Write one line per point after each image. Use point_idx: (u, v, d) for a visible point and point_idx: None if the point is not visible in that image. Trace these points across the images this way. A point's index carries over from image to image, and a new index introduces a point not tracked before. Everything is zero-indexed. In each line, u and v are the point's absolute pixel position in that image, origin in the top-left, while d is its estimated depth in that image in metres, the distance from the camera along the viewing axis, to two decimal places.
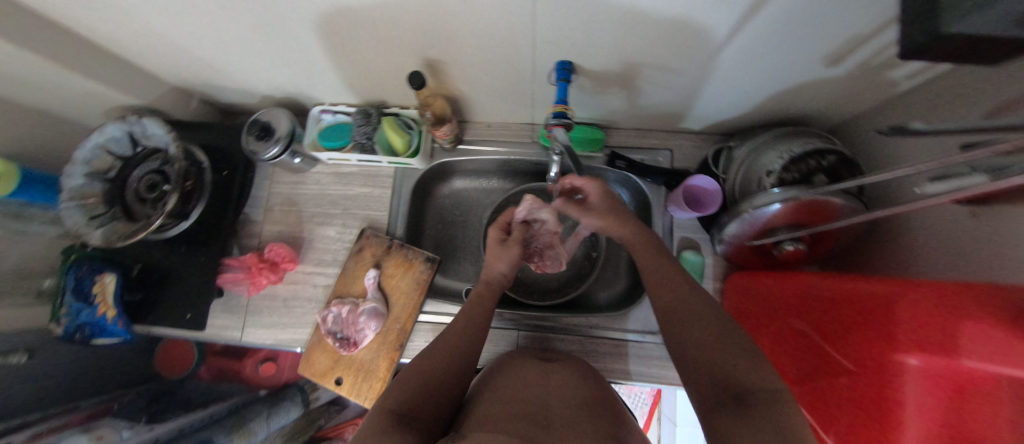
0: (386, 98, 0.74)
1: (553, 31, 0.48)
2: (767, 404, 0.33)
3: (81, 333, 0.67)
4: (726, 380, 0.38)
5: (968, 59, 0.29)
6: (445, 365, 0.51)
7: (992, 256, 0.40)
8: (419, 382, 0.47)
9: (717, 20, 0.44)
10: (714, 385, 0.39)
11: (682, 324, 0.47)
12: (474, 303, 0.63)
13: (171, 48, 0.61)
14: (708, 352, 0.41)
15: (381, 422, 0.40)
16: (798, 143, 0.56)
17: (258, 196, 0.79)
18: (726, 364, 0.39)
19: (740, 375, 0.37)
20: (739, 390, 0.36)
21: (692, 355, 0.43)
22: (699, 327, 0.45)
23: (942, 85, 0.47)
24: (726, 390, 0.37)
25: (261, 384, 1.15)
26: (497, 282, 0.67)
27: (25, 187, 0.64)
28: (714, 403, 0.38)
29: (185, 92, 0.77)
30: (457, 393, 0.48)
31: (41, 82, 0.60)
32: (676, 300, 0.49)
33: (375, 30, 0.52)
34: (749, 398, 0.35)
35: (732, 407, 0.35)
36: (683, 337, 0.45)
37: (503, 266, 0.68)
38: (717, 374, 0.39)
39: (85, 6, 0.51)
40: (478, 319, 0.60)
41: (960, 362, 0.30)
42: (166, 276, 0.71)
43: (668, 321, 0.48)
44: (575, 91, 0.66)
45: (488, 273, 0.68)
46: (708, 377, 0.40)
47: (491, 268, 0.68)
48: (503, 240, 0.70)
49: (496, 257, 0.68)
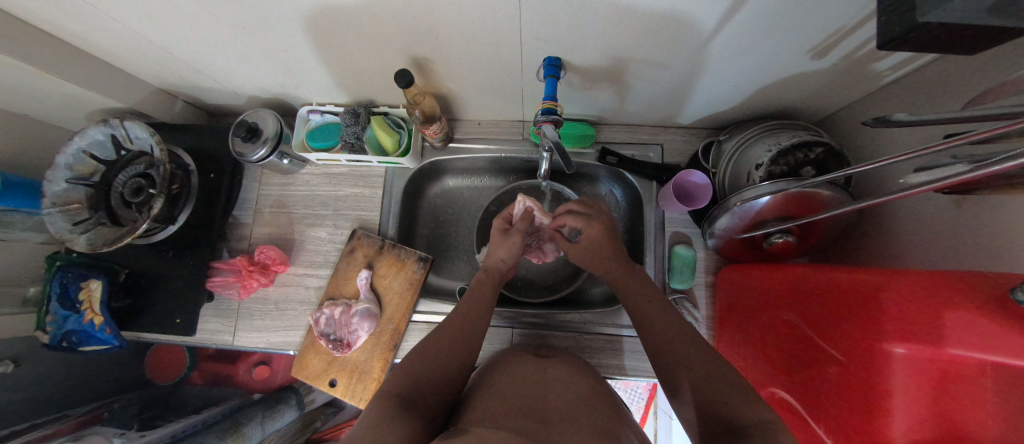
0: (374, 97, 0.73)
1: (539, 27, 0.48)
2: (757, 435, 0.34)
3: (68, 340, 0.66)
4: (720, 415, 0.39)
5: (952, 45, 0.29)
6: (449, 349, 0.52)
7: (981, 245, 0.40)
8: (415, 382, 0.46)
9: (704, 15, 0.43)
10: (707, 420, 0.40)
11: (677, 349, 0.49)
12: (468, 299, 0.61)
13: (152, 49, 0.60)
14: (700, 388, 0.43)
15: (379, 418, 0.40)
16: (786, 136, 0.55)
17: (247, 199, 0.78)
18: (718, 400, 0.40)
19: (730, 410, 0.39)
20: (732, 425, 0.37)
21: (685, 390, 0.44)
22: (688, 370, 0.46)
23: (930, 76, 0.47)
24: (721, 424, 0.38)
25: (256, 388, 1.14)
26: (499, 268, 0.66)
27: (5, 193, 0.63)
28: (711, 438, 0.38)
29: (168, 94, 0.76)
30: (457, 382, 0.49)
31: (19, 85, 0.59)
32: (663, 342, 0.50)
33: (360, 28, 0.51)
34: (742, 430, 0.36)
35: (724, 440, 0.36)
36: (676, 367, 0.47)
37: (507, 253, 0.66)
38: (711, 407, 0.40)
39: (60, 7, 0.50)
40: (477, 314, 0.58)
41: (947, 350, 0.31)
42: (155, 280, 0.69)
43: (658, 358, 0.50)
44: (564, 87, 0.65)
45: (491, 260, 0.67)
46: (703, 413, 0.40)
47: (495, 255, 0.67)
48: (506, 229, 0.69)
49: (498, 244, 0.67)
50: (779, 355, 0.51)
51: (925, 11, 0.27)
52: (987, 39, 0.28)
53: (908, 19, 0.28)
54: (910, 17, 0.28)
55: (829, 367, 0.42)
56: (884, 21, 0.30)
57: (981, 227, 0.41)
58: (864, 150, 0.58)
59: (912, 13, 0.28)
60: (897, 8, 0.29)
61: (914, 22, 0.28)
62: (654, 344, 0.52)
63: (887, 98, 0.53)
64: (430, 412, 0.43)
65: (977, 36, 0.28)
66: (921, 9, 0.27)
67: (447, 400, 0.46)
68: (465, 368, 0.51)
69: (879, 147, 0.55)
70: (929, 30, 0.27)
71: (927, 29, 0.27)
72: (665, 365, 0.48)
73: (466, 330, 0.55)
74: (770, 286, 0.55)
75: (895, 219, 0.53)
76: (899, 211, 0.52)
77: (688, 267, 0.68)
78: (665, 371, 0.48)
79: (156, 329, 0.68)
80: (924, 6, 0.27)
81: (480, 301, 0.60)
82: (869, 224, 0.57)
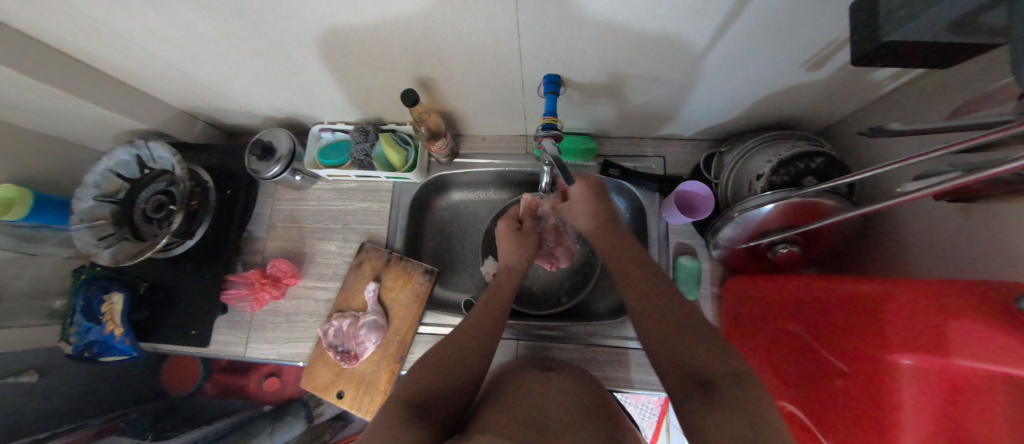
0: (382, 115, 0.76)
1: (538, 46, 0.50)
2: (730, 391, 0.35)
3: (89, 350, 0.70)
4: (692, 368, 0.39)
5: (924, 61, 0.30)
6: (464, 348, 0.52)
7: (991, 252, 0.40)
8: (424, 380, 0.47)
9: (697, 31, 0.45)
10: (679, 373, 0.40)
11: (661, 309, 0.46)
12: (491, 293, 0.62)
13: (176, 75, 0.64)
14: (677, 342, 0.42)
15: (390, 418, 0.41)
16: (786, 147, 0.56)
17: (262, 214, 0.81)
18: (690, 351, 0.41)
19: (702, 363, 0.39)
20: (704, 377, 0.38)
21: (656, 340, 0.44)
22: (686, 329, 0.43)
23: (926, 85, 0.47)
24: (691, 378, 0.38)
25: (266, 400, 1.16)
26: (517, 268, 0.66)
27: (36, 211, 0.66)
28: (682, 392, 0.38)
29: (189, 115, 0.80)
30: (472, 387, 0.49)
31: (56, 110, 0.63)
32: (647, 297, 0.48)
33: (368, 50, 0.54)
34: (713, 384, 0.36)
35: (696, 394, 0.36)
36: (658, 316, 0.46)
37: (522, 252, 0.68)
38: (685, 361, 0.40)
39: (96, 39, 0.54)
40: (494, 309, 0.59)
41: (953, 362, 0.31)
42: (173, 292, 0.72)
43: (641, 308, 0.48)
44: (564, 103, 0.67)
45: (507, 261, 0.67)
46: (674, 364, 0.41)
47: (510, 256, 0.67)
48: (518, 229, 0.71)
49: (513, 247, 0.68)
50: (787, 367, 0.50)
51: (887, 31, 0.28)
52: (959, 53, 0.28)
53: (875, 37, 0.29)
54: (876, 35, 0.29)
55: (837, 379, 0.41)
56: (857, 38, 0.32)
57: (989, 235, 0.40)
58: (865, 159, 0.58)
59: (878, 31, 0.29)
60: (867, 27, 0.30)
61: (880, 41, 0.29)
62: (633, 296, 0.50)
63: (886, 107, 0.53)
64: (438, 413, 0.43)
65: (949, 50, 0.28)
66: (884, 28, 0.28)
67: (458, 403, 0.46)
68: (476, 378, 0.49)
69: (878, 156, 0.55)
70: (897, 47, 0.28)
71: (894, 46, 0.28)
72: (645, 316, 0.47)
73: (476, 331, 0.54)
74: (776, 297, 0.54)
75: (899, 226, 0.53)
76: (905, 219, 0.52)
77: (692, 278, 0.67)
78: (643, 325, 0.47)
79: (173, 340, 0.70)
80: (887, 26, 0.28)
81: (490, 307, 0.59)
82: (876, 233, 0.57)
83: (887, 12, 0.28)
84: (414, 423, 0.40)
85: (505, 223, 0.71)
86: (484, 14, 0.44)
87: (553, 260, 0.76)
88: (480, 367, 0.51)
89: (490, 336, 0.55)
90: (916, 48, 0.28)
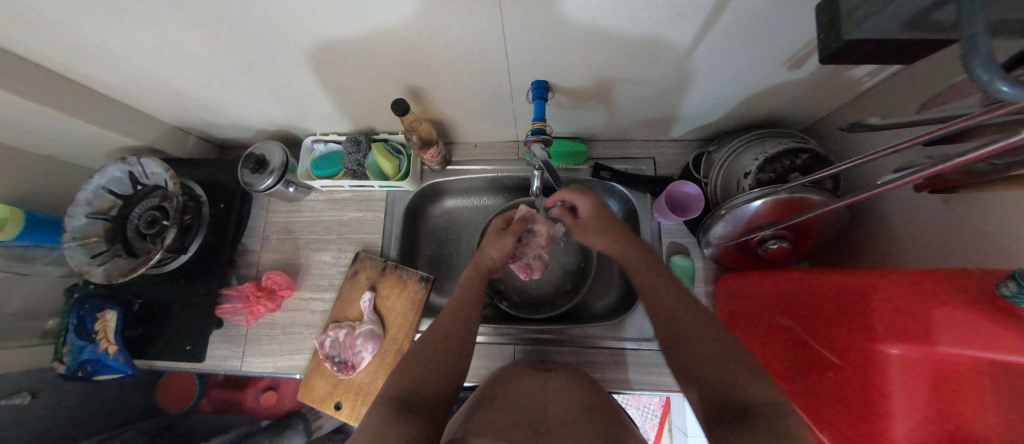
0: (374, 125, 0.76)
1: (524, 53, 0.51)
2: (763, 419, 0.35)
3: (83, 370, 0.69)
4: (729, 394, 0.39)
5: (884, 58, 0.31)
6: (451, 349, 0.51)
7: (975, 241, 0.40)
8: (418, 372, 0.47)
9: (678, 34, 0.46)
10: (715, 401, 0.40)
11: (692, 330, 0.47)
12: (464, 285, 0.62)
13: (167, 90, 0.64)
14: (711, 365, 0.42)
15: (386, 417, 0.40)
16: (771, 144, 0.57)
17: (256, 226, 0.81)
18: (723, 376, 0.41)
19: (738, 388, 0.39)
20: (743, 403, 0.37)
21: (693, 366, 0.44)
22: (707, 343, 0.44)
23: (903, 81, 0.49)
24: (728, 403, 0.38)
25: (263, 414, 1.14)
26: (487, 266, 0.66)
27: (28, 230, 0.66)
28: (717, 415, 0.39)
29: (182, 130, 0.80)
30: (454, 385, 0.48)
31: (49, 129, 0.64)
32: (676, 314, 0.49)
33: (358, 61, 0.54)
34: (750, 411, 0.36)
35: (729, 419, 0.37)
36: (686, 345, 0.46)
37: (496, 252, 0.67)
38: (720, 388, 0.40)
39: (87, 59, 0.55)
40: (471, 300, 0.59)
41: (940, 349, 0.32)
42: (168, 309, 0.72)
43: (668, 336, 0.48)
44: (553, 107, 0.67)
45: (480, 256, 0.67)
46: (710, 391, 0.41)
47: (484, 252, 0.67)
48: (502, 230, 0.71)
49: (490, 243, 0.68)
50: (780, 362, 0.50)
51: (850, 29, 0.28)
52: (919, 48, 0.29)
53: (838, 36, 0.29)
54: (840, 32, 0.29)
55: (828, 371, 0.41)
56: (823, 37, 0.32)
57: (971, 225, 0.41)
58: (847, 154, 0.59)
59: (839, 31, 0.29)
60: (830, 26, 0.31)
61: (843, 39, 0.29)
62: (663, 324, 0.50)
63: (866, 102, 0.54)
64: (432, 410, 0.44)
65: (910, 45, 0.28)
66: (847, 26, 0.28)
67: (444, 400, 0.46)
68: (457, 376, 0.49)
69: (860, 150, 0.56)
70: (860, 45, 0.29)
71: (855, 45, 0.29)
72: (675, 343, 0.47)
73: (464, 323, 0.55)
74: (768, 293, 0.55)
75: (885, 219, 0.53)
76: (890, 210, 0.53)
77: (686, 277, 0.68)
78: (676, 346, 0.47)
79: (168, 356, 0.70)
80: (848, 25, 0.28)
81: (465, 307, 0.57)
82: (862, 226, 0.58)
83: (848, 11, 0.29)
84: (412, 419, 0.41)
85: (497, 219, 0.73)
86: (471, 22, 0.45)
87: (527, 271, 0.74)
88: (460, 366, 0.50)
89: (468, 330, 0.55)
90: (878, 44, 0.28)
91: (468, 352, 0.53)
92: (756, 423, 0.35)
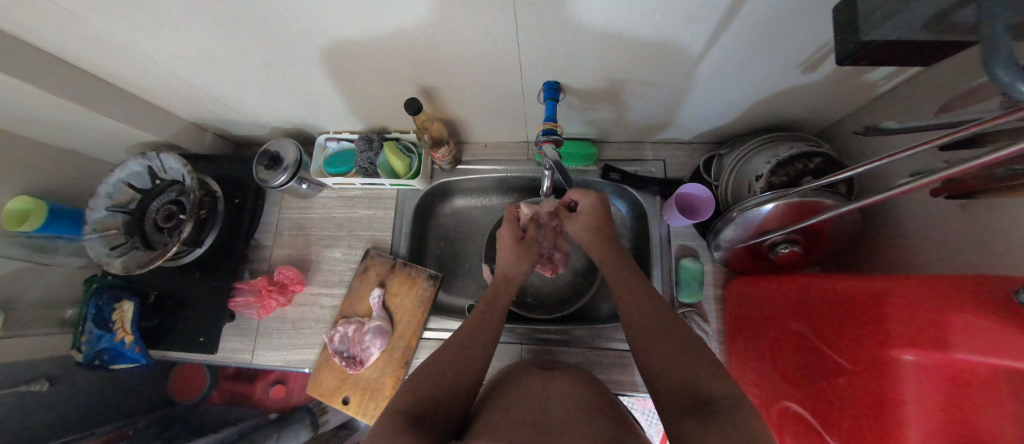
0: (386, 124, 0.77)
1: (536, 54, 0.51)
2: (723, 411, 0.36)
3: (100, 358, 0.71)
4: (692, 390, 0.40)
5: (904, 60, 0.31)
6: (462, 356, 0.52)
7: (991, 246, 0.40)
8: (431, 384, 0.48)
9: (692, 38, 0.46)
10: (680, 393, 0.40)
11: (663, 329, 0.48)
12: (490, 300, 0.62)
13: (186, 86, 0.66)
14: (682, 370, 0.42)
15: (395, 426, 0.40)
16: (784, 148, 0.57)
17: (269, 222, 0.82)
18: (688, 374, 0.42)
19: (699, 383, 0.40)
20: (704, 397, 0.39)
21: (659, 364, 0.45)
22: (670, 346, 0.46)
23: (921, 85, 0.48)
24: (691, 400, 0.39)
25: (272, 407, 1.18)
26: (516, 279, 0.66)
27: (51, 221, 0.69)
28: (678, 413, 0.39)
29: (200, 127, 0.82)
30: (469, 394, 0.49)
31: (75, 124, 0.66)
32: (644, 315, 0.51)
33: (373, 60, 0.55)
34: (713, 405, 0.37)
35: (693, 414, 0.37)
36: (657, 342, 0.47)
37: (524, 264, 0.67)
38: (686, 384, 0.41)
39: (110, 54, 0.57)
40: (494, 314, 0.60)
41: (953, 355, 0.31)
42: (183, 301, 0.73)
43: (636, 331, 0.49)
44: (564, 108, 0.68)
45: (507, 268, 0.66)
46: (675, 388, 0.41)
47: (513, 265, 0.66)
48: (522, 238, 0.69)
49: (512, 257, 0.66)
50: (791, 368, 0.50)
51: (866, 30, 0.28)
52: (937, 50, 0.29)
53: (855, 38, 0.30)
54: (857, 36, 0.29)
55: (842, 377, 0.41)
56: (840, 38, 0.32)
57: (988, 230, 0.40)
58: (862, 157, 0.59)
59: (857, 32, 0.29)
60: (847, 28, 0.31)
61: (860, 41, 0.29)
62: (633, 329, 0.50)
63: (882, 106, 0.54)
64: (443, 420, 0.44)
65: (932, 46, 0.28)
66: (864, 28, 0.28)
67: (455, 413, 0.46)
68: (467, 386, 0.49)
69: (874, 154, 0.55)
70: (880, 46, 0.28)
71: (874, 46, 0.29)
72: (639, 339, 0.49)
73: (479, 331, 0.56)
74: (778, 297, 0.54)
75: (900, 224, 0.53)
76: (905, 215, 0.52)
77: (695, 279, 0.68)
78: (643, 352, 0.47)
79: (182, 347, 0.71)
80: (865, 26, 0.28)
81: (486, 319, 0.58)
82: (877, 230, 0.57)
83: (865, 13, 0.29)
84: (422, 427, 0.41)
85: (509, 228, 0.69)
86: (485, 23, 0.45)
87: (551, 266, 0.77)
88: (473, 374, 0.51)
89: (483, 343, 0.55)
90: (897, 47, 0.28)
91: (478, 356, 0.53)
92: (719, 415, 0.36)
